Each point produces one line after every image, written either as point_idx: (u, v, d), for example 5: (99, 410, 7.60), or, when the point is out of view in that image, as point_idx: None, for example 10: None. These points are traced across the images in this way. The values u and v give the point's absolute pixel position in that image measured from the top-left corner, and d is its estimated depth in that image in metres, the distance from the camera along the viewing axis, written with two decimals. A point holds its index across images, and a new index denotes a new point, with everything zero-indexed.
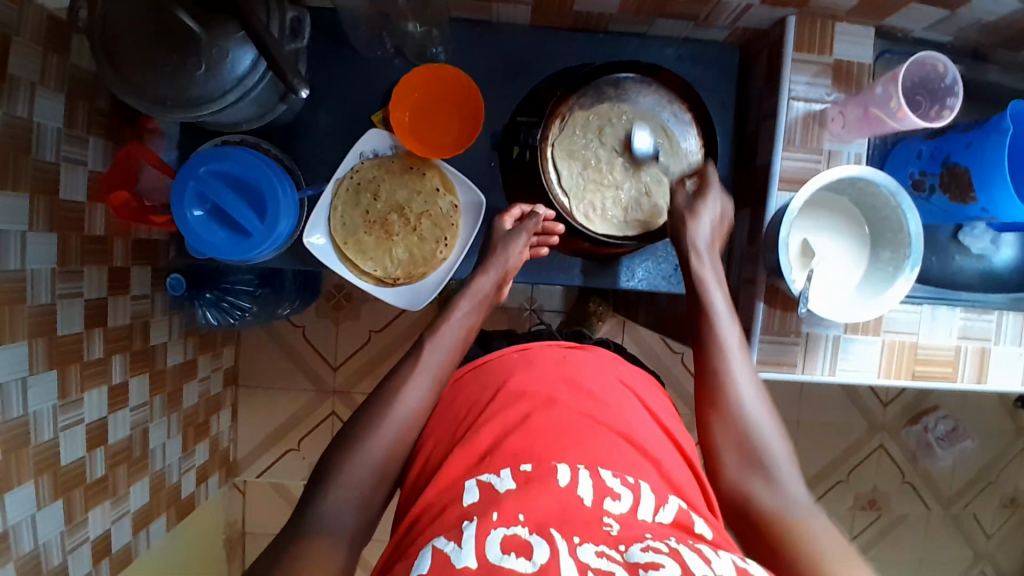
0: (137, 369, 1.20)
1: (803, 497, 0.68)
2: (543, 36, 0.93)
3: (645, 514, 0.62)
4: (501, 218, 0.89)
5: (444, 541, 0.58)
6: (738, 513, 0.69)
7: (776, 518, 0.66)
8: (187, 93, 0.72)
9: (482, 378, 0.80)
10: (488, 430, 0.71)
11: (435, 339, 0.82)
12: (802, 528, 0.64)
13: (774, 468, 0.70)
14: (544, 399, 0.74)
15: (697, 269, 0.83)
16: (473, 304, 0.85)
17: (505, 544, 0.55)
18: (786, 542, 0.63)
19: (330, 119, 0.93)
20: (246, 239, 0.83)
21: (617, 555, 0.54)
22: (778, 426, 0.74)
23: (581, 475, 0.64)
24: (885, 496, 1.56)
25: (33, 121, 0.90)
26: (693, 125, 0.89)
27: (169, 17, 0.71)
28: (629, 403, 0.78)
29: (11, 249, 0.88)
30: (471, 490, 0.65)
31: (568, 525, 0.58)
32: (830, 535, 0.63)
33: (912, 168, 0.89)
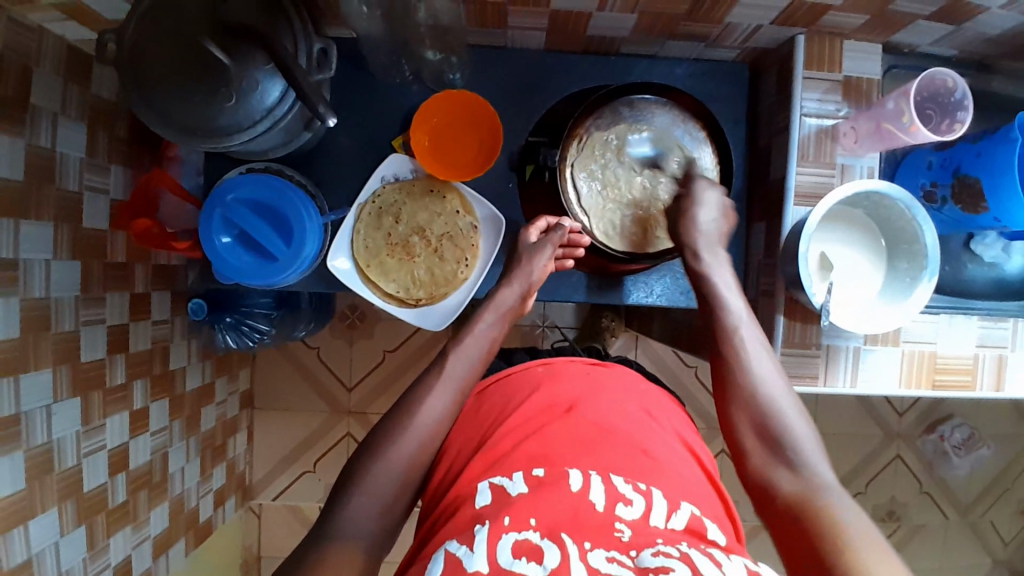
0: (157, 393, 1.21)
1: (831, 479, 0.67)
2: (556, 58, 0.95)
3: (658, 520, 0.63)
4: (525, 230, 0.90)
5: (455, 544, 0.60)
6: (764, 502, 0.69)
7: (807, 501, 0.64)
8: (217, 123, 0.74)
9: (504, 390, 0.82)
10: (506, 439, 0.73)
11: (459, 349, 0.82)
12: (830, 511, 0.62)
13: (800, 451, 0.69)
14: (561, 409, 0.76)
15: (706, 262, 0.83)
16: (497, 315, 0.86)
17: (516, 548, 0.57)
18: (815, 523, 0.62)
19: (351, 144, 0.95)
20: (272, 263, 0.85)
21: (628, 560, 0.57)
22: (800, 409, 0.73)
23: (593, 481, 0.65)
24: (903, 506, 1.56)
25: (57, 152, 0.92)
26: (707, 142, 0.91)
27: (199, 48, 0.72)
28: (644, 412, 0.79)
29: (36, 278, 0.89)
30: (483, 492, 0.66)
31: (580, 530, 0.60)
32: (859, 515, 0.62)
33: (923, 179, 0.90)
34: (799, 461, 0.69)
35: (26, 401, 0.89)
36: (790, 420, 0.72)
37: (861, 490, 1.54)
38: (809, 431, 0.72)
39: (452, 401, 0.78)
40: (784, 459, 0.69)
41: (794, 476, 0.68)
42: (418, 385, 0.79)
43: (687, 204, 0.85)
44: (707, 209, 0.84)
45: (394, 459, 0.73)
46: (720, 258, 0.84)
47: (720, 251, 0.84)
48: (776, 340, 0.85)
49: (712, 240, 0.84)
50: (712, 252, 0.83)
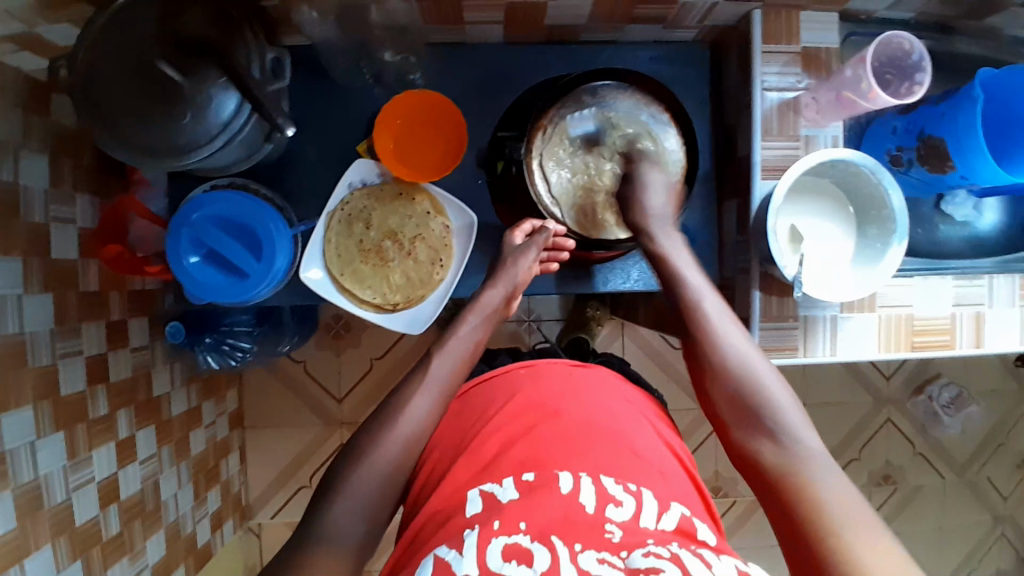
0: (143, 421, 1.19)
1: (812, 445, 0.68)
2: (517, 52, 0.94)
3: (648, 520, 0.63)
4: (511, 232, 0.89)
5: (445, 549, 0.61)
6: (749, 472, 0.71)
7: (786, 474, 0.66)
8: (175, 141, 0.73)
9: (487, 393, 0.82)
10: (490, 442, 0.73)
11: (444, 351, 0.82)
12: (810, 485, 0.64)
13: (777, 420, 0.71)
14: (549, 411, 0.75)
15: (663, 244, 0.85)
16: (481, 318, 0.85)
17: (506, 552, 0.58)
18: (796, 496, 0.64)
19: (317, 153, 0.94)
20: (244, 279, 0.84)
21: (618, 561, 0.58)
22: (772, 371, 0.75)
23: (584, 482, 0.65)
24: (899, 470, 1.57)
25: (20, 184, 0.91)
26: (671, 124, 0.90)
27: (152, 68, 0.71)
28: (632, 412, 0.79)
29: (8, 313, 0.88)
30: (474, 500, 0.66)
31: (571, 532, 0.61)
32: (840, 483, 0.64)
33: (889, 144, 0.91)
34: (778, 429, 0.70)
35: (8, 440, 0.87)
36: (766, 389, 0.73)
37: (856, 457, 1.56)
38: (787, 397, 0.72)
39: (438, 405, 0.78)
40: (764, 429, 0.71)
41: (775, 447, 0.69)
42: (400, 389, 0.79)
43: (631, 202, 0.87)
44: (655, 190, 0.86)
45: (382, 466, 0.72)
46: (676, 241, 0.86)
47: (676, 234, 0.86)
48: (753, 315, 0.85)
49: (667, 225, 0.86)
50: (666, 235, 0.85)
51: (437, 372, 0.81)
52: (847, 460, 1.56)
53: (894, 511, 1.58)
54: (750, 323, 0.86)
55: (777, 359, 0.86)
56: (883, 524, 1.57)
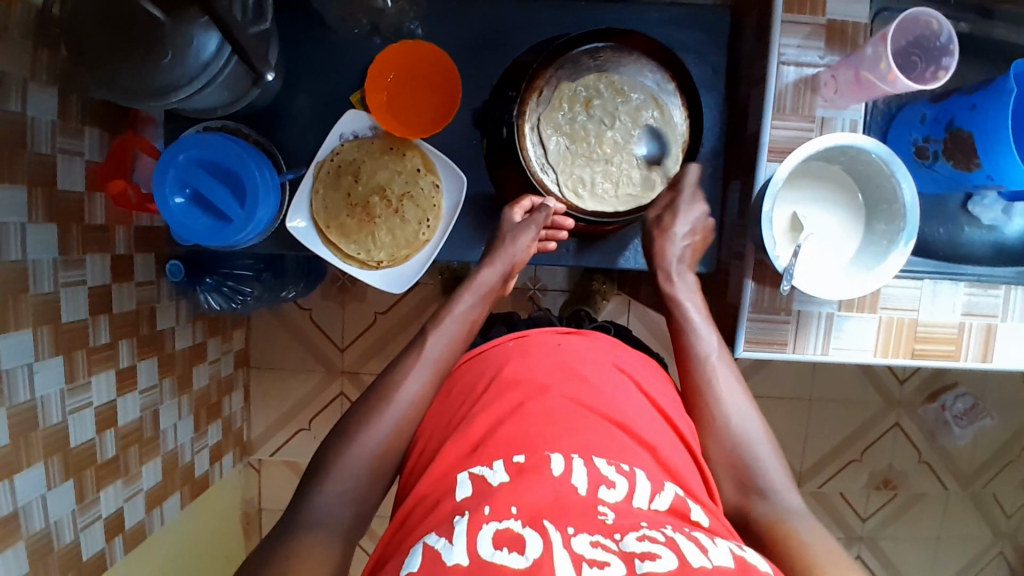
0: (145, 353, 1.23)
1: (795, 503, 0.69)
2: (522, 6, 0.90)
3: (640, 501, 0.62)
4: (510, 209, 0.85)
5: (435, 538, 0.57)
6: (737, 527, 0.70)
7: (775, 526, 0.67)
8: (155, 83, 0.71)
9: (478, 368, 0.79)
10: (482, 420, 0.70)
11: (437, 332, 0.80)
12: (797, 536, 0.65)
13: (766, 478, 0.71)
14: (537, 386, 0.72)
15: (675, 286, 0.83)
16: (478, 297, 0.83)
17: (497, 538, 0.55)
18: (784, 552, 0.64)
19: (311, 100, 0.92)
20: (227, 225, 0.83)
21: (612, 545, 0.56)
22: (765, 429, 0.75)
23: (575, 464, 0.63)
24: (901, 475, 1.52)
25: (27, 115, 0.92)
26: (677, 94, 0.85)
27: (132, 5, 0.69)
28: (628, 390, 0.75)
29: (12, 241, 0.90)
30: (463, 484, 0.64)
31: (562, 515, 0.58)
32: (822, 538, 0.65)
33: (915, 134, 0.84)
34: (767, 487, 0.71)
35: (6, 361, 0.91)
36: (758, 447, 0.73)
37: (857, 458, 1.51)
38: (775, 457, 0.73)
39: (431, 387, 0.77)
40: (755, 487, 0.71)
41: (767, 502, 0.69)
42: (394, 368, 0.78)
43: (670, 215, 0.85)
44: (682, 226, 0.84)
45: None
46: (688, 283, 0.84)
47: (689, 276, 0.85)
48: (742, 304, 0.81)
49: (682, 266, 0.85)
50: (682, 277, 0.84)
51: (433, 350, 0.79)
52: (847, 460, 1.51)
53: (890, 516, 1.54)
54: (738, 316, 0.82)
55: (762, 353, 0.82)
56: (878, 528, 1.53)
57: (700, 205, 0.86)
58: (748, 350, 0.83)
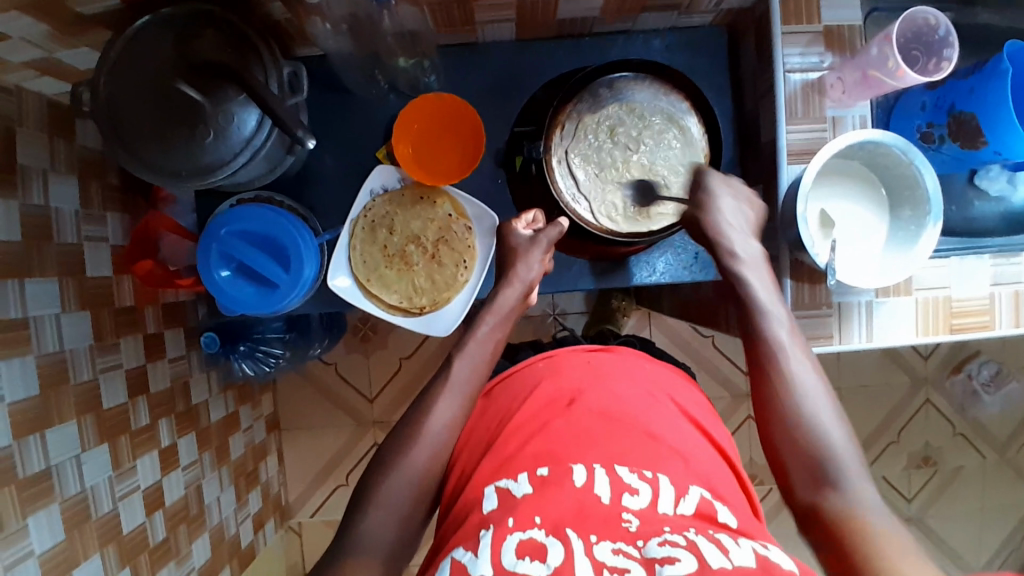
0: (184, 429, 1.21)
1: (874, 499, 0.64)
2: (529, 48, 0.94)
3: (666, 507, 0.61)
4: (513, 225, 0.89)
5: (461, 551, 0.59)
6: (803, 520, 0.67)
7: (850, 520, 0.62)
8: (200, 161, 0.74)
9: (511, 389, 0.80)
10: (511, 439, 0.70)
11: (464, 354, 0.81)
12: (874, 533, 0.60)
13: (842, 470, 0.66)
14: (564, 403, 0.73)
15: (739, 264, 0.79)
16: (500, 318, 0.84)
17: (520, 548, 0.55)
18: (857, 546, 0.59)
19: (337, 161, 0.94)
20: (272, 291, 0.85)
21: (635, 551, 0.55)
22: (842, 421, 0.70)
23: (597, 473, 0.63)
24: (939, 451, 1.54)
25: (51, 208, 0.93)
26: (692, 113, 0.89)
27: (174, 91, 0.73)
28: (658, 404, 0.75)
29: (49, 334, 0.90)
30: (490, 496, 0.64)
31: (586, 524, 0.58)
32: (905, 540, 0.59)
33: (918, 121, 0.88)
34: (840, 480, 0.66)
35: (54, 455, 0.90)
36: (834, 444, 0.68)
37: (894, 440, 1.53)
38: (855, 452, 0.68)
39: (461, 410, 0.77)
40: (826, 479, 0.66)
41: (840, 496, 0.65)
42: (428, 390, 0.78)
43: (700, 189, 0.83)
44: (731, 199, 0.82)
45: (412, 471, 0.71)
46: (755, 254, 0.80)
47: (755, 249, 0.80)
48: (784, 303, 0.84)
49: (748, 231, 0.81)
50: (745, 246, 0.80)
51: (458, 375, 0.79)
52: (884, 443, 1.53)
53: (934, 493, 1.55)
54: None
55: (810, 347, 0.85)
56: (924, 507, 1.55)
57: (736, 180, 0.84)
58: None
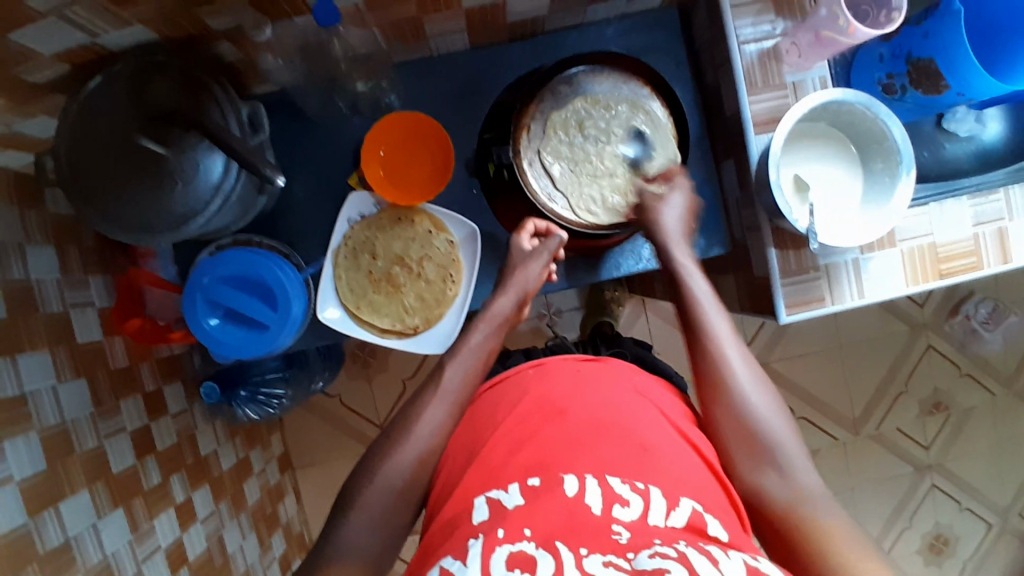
0: (197, 481, 1.20)
1: (813, 484, 0.69)
2: (484, 54, 0.94)
3: (656, 518, 0.60)
4: (518, 234, 0.87)
5: (450, 560, 0.59)
6: (745, 503, 0.70)
7: (791, 510, 0.67)
8: (171, 213, 0.73)
9: (498, 395, 0.80)
10: (501, 448, 0.70)
11: (456, 357, 0.80)
12: (817, 521, 0.65)
13: (784, 454, 0.70)
14: (556, 411, 0.73)
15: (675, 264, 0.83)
16: (492, 327, 0.84)
17: (510, 560, 0.56)
18: (798, 531, 0.65)
19: (310, 194, 0.94)
20: (263, 331, 0.84)
21: (624, 564, 0.55)
22: (778, 403, 0.74)
23: (589, 484, 0.63)
24: (948, 395, 1.55)
25: (31, 280, 0.91)
26: (654, 97, 0.88)
27: (134, 145, 0.72)
28: (646, 408, 0.74)
29: (47, 406, 0.90)
30: (480, 507, 0.64)
31: (576, 537, 0.58)
32: (841, 522, 0.65)
33: (878, 73, 0.89)
34: (784, 464, 0.70)
35: (70, 527, 0.88)
36: (774, 428, 0.72)
37: (904, 390, 1.53)
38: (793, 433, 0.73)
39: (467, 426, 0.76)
40: (770, 462, 0.70)
41: (782, 481, 0.69)
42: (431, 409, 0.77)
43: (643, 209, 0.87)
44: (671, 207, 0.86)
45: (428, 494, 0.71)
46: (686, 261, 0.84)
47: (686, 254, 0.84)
48: (772, 274, 0.84)
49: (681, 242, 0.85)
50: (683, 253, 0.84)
51: (450, 381, 0.79)
52: (895, 394, 1.54)
53: (949, 437, 1.56)
54: (772, 286, 0.85)
55: (804, 313, 0.85)
56: (942, 452, 1.55)
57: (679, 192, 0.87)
58: (790, 315, 0.85)
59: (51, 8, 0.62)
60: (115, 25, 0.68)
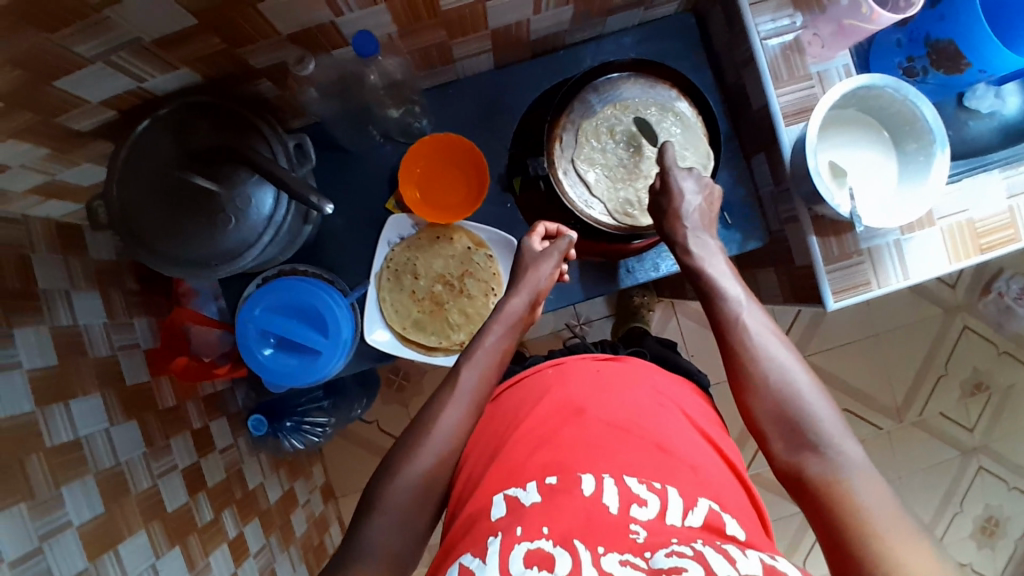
0: (247, 515, 1.19)
1: (859, 460, 0.63)
2: (508, 73, 0.96)
3: (675, 518, 0.59)
4: (529, 236, 0.88)
5: (469, 557, 0.58)
6: (792, 488, 0.65)
7: (832, 492, 0.61)
8: (226, 248, 0.76)
9: (518, 395, 0.79)
10: (521, 448, 0.69)
11: (472, 361, 0.78)
12: (857, 504, 0.59)
13: (822, 433, 0.65)
14: (573, 411, 0.73)
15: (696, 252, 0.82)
16: (507, 326, 0.82)
17: (528, 558, 0.55)
18: (839, 516, 0.60)
19: (349, 221, 0.96)
20: (315, 357, 0.86)
21: (641, 562, 0.54)
22: (812, 378, 0.70)
23: (607, 483, 0.62)
24: (989, 374, 1.53)
25: (80, 326, 0.93)
26: (681, 98, 0.90)
27: (186, 185, 0.74)
28: (663, 411, 0.74)
29: (102, 448, 0.90)
30: (498, 504, 0.63)
31: (594, 535, 0.57)
32: (884, 502, 0.59)
33: (898, 58, 0.90)
34: (821, 442, 0.65)
35: (132, 568, 0.88)
36: (808, 405, 0.67)
37: (943, 372, 1.52)
38: (831, 409, 0.67)
39: None
40: (808, 444, 0.65)
41: (822, 462, 0.64)
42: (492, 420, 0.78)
43: (665, 195, 0.84)
44: (691, 192, 0.84)
45: None
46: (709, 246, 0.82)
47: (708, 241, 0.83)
48: (815, 262, 0.85)
49: (704, 230, 0.83)
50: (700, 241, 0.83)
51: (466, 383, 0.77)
52: (935, 377, 1.52)
53: (994, 416, 1.54)
54: (816, 273, 0.85)
55: (851, 298, 0.85)
56: (987, 433, 1.54)
57: (692, 174, 0.85)
58: (837, 300, 0.86)
59: (99, 55, 0.63)
60: (160, 69, 0.70)
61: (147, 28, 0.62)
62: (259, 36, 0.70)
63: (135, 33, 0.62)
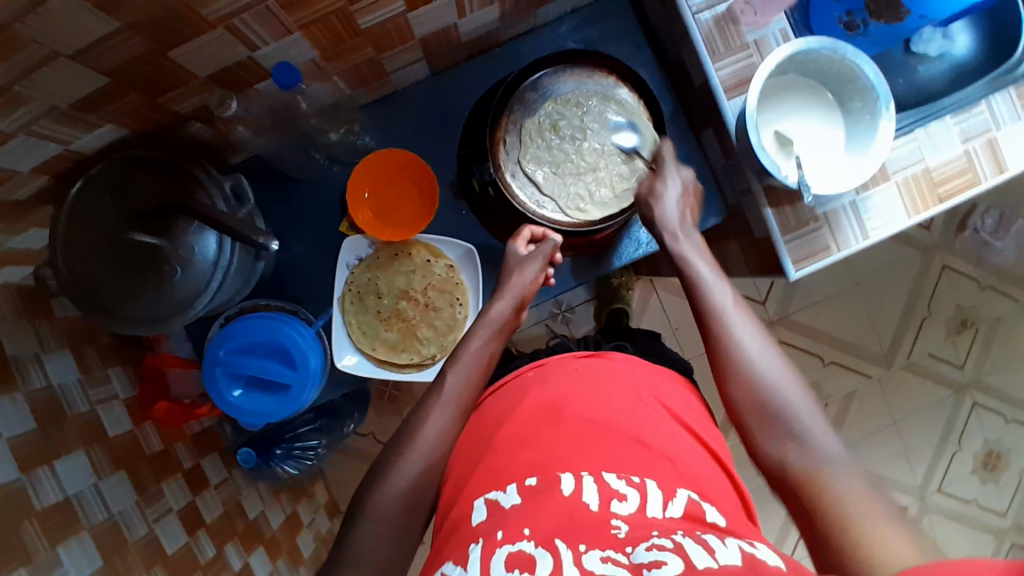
0: (251, 545, 1.17)
1: (835, 451, 0.63)
2: (446, 78, 0.95)
3: (655, 510, 0.59)
4: (514, 239, 0.86)
5: (451, 566, 0.56)
6: (771, 480, 0.65)
7: (812, 481, 0.61)
8: (177, 300, 0.75)
9: (501, 397, 0.78)
10: (500, 449, 0.68)
11: (455, 367, 0.77)
12: (835, 491, 0.59)
13: (801, 425, 0.65)
14: (554, 409, 0.70)
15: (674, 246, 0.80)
16: (490, 331, 0.80)
17: (508, 561, 0.53)
18: (815, 504, 0.60)
19: (306, 248, 0.95)
20: (287, 392, 0.85)
21: (623, 558, 0.52)
22: (795, 376, 0.69)
23: (586, 482, 0.61)
24: (973, 311, 1.53)
25: (53, 386, 0.87)
26: (620, 84, 0.89)
27: (127, 242, 0.73)
28: (646, 406, 0.73)
29: (93, 503, 0.85)
30: (479, 509, 0.62)
31: (577, 533, 0.55)
32: (861, 492, 0.59)
33: (837, 13, 0.88)
34: (801, 432, 0.65)
35: None
36: (789, 398, 0.67)
37: (928, 314, 1.52)
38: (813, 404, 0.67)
39: None
40: (789, 433, 0.65)
41: (804, 454, 0.63)
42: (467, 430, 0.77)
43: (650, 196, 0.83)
44: (672, 189, 0.82)
45: None
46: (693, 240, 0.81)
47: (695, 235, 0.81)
48: (772, 233, 0.84)
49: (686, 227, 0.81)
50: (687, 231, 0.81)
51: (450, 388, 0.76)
52: (919, 320, 1.52)
53: (983, 350, 1.54)
54: (774, 244, 0.85)
55: (812, 265, 0.85)
56: (978, 368, 1.54)
57: (676, 174, 0.83)
58: (799, 269, 0.85)
59: (22, 125, 0.61)
60: (85, 128, 0.69)
61: (62, 91, 0.61)
62: (182, 81, 0.69)
63: (52, 99, 0.61)
